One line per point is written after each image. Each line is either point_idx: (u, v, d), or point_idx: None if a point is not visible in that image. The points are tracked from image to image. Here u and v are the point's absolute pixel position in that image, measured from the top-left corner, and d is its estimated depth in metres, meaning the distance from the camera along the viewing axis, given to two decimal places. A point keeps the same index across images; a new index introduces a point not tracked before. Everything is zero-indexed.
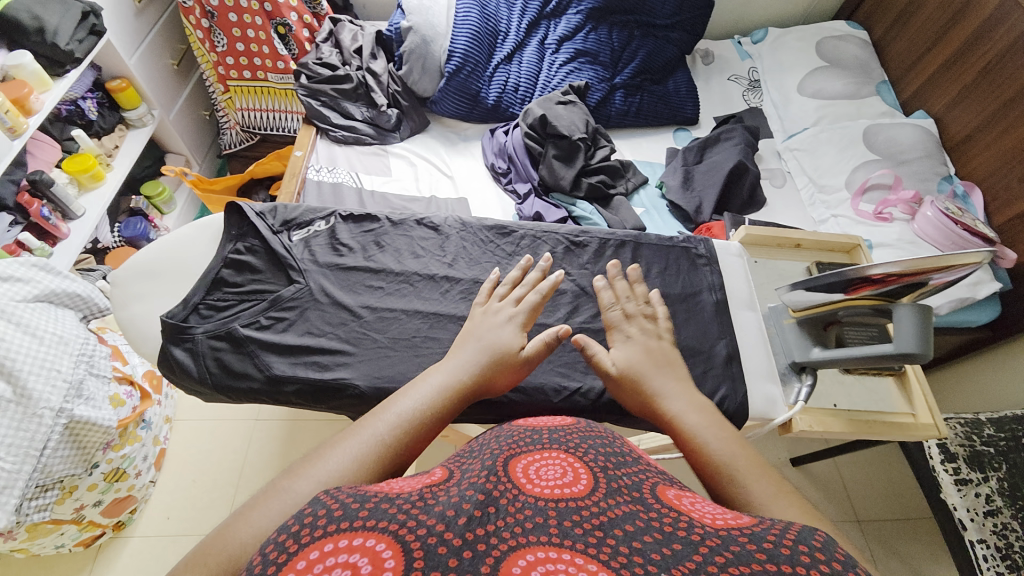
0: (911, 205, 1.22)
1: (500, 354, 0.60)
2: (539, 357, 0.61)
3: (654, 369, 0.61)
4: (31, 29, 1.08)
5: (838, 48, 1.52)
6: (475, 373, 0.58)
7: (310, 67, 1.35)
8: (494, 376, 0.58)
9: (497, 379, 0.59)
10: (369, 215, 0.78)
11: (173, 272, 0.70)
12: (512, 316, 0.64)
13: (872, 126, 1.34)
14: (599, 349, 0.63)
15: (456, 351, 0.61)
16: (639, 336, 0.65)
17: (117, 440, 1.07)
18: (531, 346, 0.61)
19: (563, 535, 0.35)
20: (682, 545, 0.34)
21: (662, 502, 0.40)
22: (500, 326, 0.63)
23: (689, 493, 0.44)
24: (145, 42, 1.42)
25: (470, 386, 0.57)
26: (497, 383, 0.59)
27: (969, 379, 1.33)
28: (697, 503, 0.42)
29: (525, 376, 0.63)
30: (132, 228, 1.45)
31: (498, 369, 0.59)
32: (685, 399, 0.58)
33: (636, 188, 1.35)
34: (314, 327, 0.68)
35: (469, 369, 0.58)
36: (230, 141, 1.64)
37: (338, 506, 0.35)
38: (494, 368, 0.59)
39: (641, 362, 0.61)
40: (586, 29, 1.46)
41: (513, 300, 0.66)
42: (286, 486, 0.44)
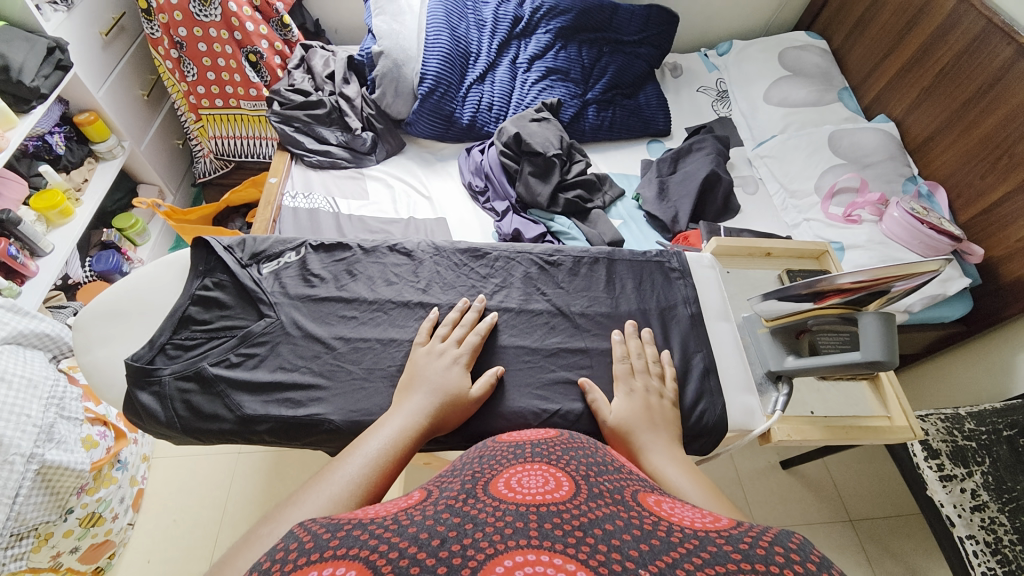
0: (878, 207, 1.24)
1: (452, 396, 0.60)
2: (484, 398, 0.63)
3: (641, 417, 0.63)
4: None
5: (800, 58, 1.57)
6: (431, 414, 0.58)
7: (282, 94, 1.35)
8: (446, 417, 0.59)
9: (447, 421, 0.60)
10: (341, 244, 0.77)
11: (138, 312, 0.68)
12: (455, 358, 0.64)
13: (837, 132, 1.38)
14: (602, 397, 0.67)
15: (405, 395, 0.60)
16: (641, 391, 0.67)
17: (92, 482, 1.03)
18: (477, 386, 0.63)
19: (543, 537, 0.34)
20: (660, 543, 0.34)
21: (641, 506, 0.40)
22: (446, 367, 0.63)
23: (669, 498, 0.44)
24: (114, 74, 1.41)
25: (430, 427, 0.57)
26: (447, 425, 0.60)
27: (948, 374, 1.35)
28: (676, 508, 0.41)
29: (470, 417, 0.64)
30: (104, 261, 1.42)
31: (448, 413, 0.59)
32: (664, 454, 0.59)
33: (613, 201, 1.37)
34: (286, 361, 0.66)
35: (424, 411, 0.58)
36: (204, 169, 1.62)
37: (310, 537, 0.33)
38: (448, 410, 0.59)
39: (631, 411, 0.64)
40: (556, 48, 1.49)
41: (454, 342, 0.66)
42: (266, 532, 0.43)
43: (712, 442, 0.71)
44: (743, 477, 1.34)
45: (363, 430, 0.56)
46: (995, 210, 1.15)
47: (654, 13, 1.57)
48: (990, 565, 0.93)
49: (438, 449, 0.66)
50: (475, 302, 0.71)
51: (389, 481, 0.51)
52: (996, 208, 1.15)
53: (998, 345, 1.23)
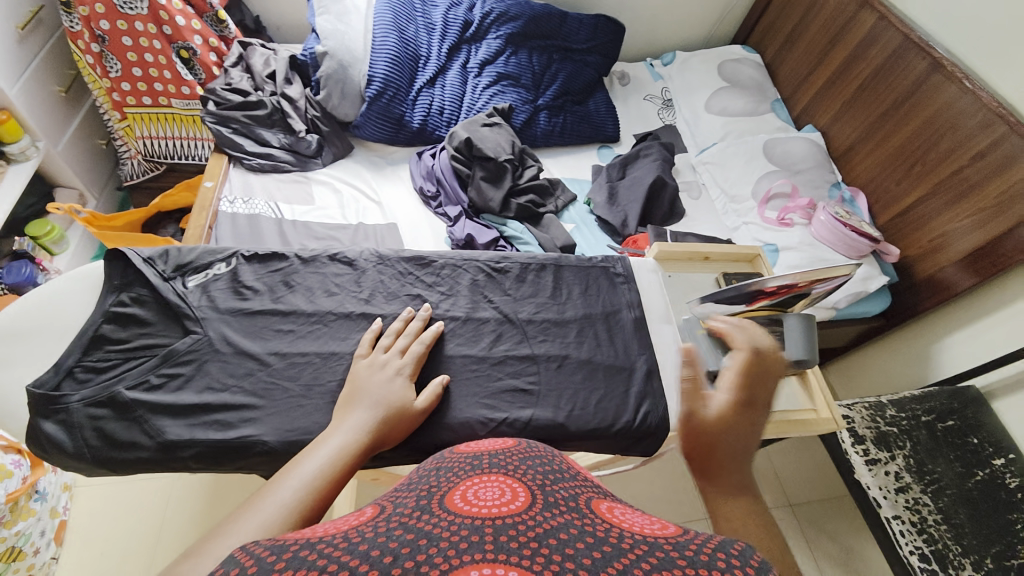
0: (807, 212, 1.33)
1: (395, 409, 0.58)
2: (430, 409, 0.62)
3: (742, 430, 0.51)
4: None
5: (736, 70, 1.66)
6: (373, 429, 0.55)
7: (218, 94, 1.28)
8: (389, 431, 0.57)
9: (390, 435, 0.57)
10: (277, 254, 0.74)
11: (42, 333, 0.61)
12: (398, 369, 0.63)
13: (770, 140, 1.47)
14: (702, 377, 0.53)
15: (343, 413, 0.56)
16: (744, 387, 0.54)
17: (7, 516, 0.94)
18: (423, 398, 0.62)
19: (498, 551, 0.33)
20: (611, 550, 0.34)
21: (594, 513, 0.41)
22: (389, 380, 0.61)
23: (620, 505, 0.44)
24: (30, 70, 1.29)
25: (371, 444, 0.54)
26: (390, 440, 0.57)
27: (872, 363, 1.46)
28: (627, 514, 0.42)
29: (415, 430, 0.63)
30: (15, 273, 1.28)
31: (391, 427, 0.57)
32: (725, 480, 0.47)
33: (565, 205, 1.39)
34: (215, 381, 0.62)
35: (368, 424, 0.55)
36: (131, 172, 1.49)
37: (252, 561, 0.30)
38: (391, 424, 0.57)
39: (730, 416, 0.51)
40: (506, 53, 1.50)
41: (398, 352, 0.65)
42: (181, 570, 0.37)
43: (656, 443, 0.72)
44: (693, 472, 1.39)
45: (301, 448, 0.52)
46: (910, 212, 1.27)
47: (601, 23, 1.61)
48: (917, 544, 1.01)
49: (384, 464, 0.64)
50: (420, 311, 0.70)
51: (328, 502, 0.47)
52: (911, 211, 1.26)
53: (913, 336, 1.35)
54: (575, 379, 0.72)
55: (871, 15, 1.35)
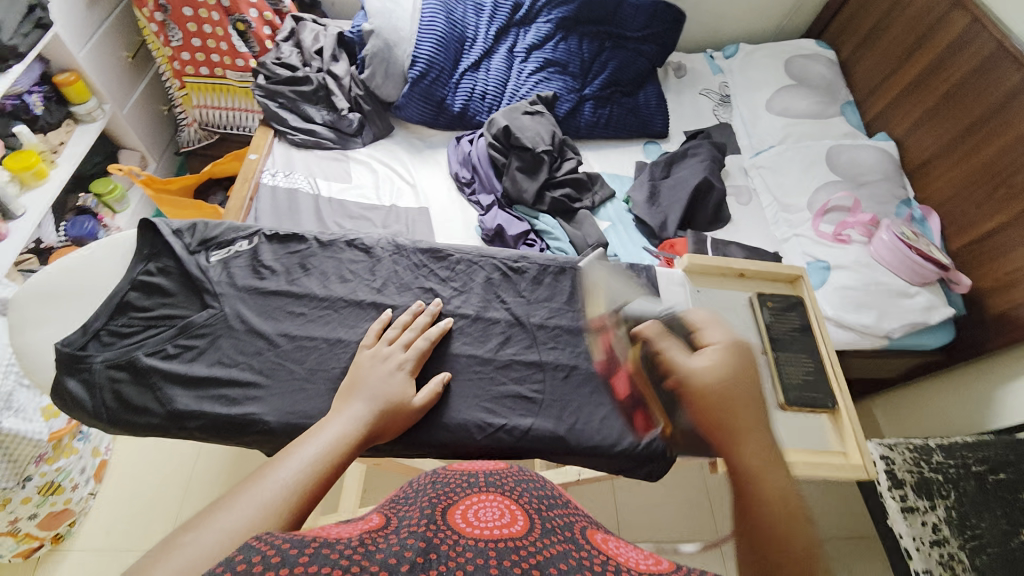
0: (868, 228, 1.22)
1: (393, 405, 0.58)
2: (428, 406, 0.62)
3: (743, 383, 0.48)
4: None
5: (806, 67, 1.53)
6: (372, 422, 0.54)
7: (267, 67, 1.32)
8: (389, 424, 0.57)
9: (388, 429, 0.57)
10: (297, 235, 0.74)
11: (72, 295, 0.64)
12: (399, 364, 0.62)
13: (835, 147, 1.35)
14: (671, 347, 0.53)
15: (343, 403, 0.56)
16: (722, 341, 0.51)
17: (51, 452, 1.04)
18: (421, 396, 0.62)
19: None
20: None
21: (589, 544, 0.39)
22: (390, 373, 0.60)
23: (615, 537, 0.42)
24: (97, 35, 1.38)
25: (366, 437, 0.53)
26: (387, 434, 0.57)
27: (926, 402, 1.33)
28: (620, 547, 0.40)
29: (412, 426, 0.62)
30: (78, 227, 1.39)
31: (390, 420, 0.57)
32: (737, 448, 0.45)
33: (603, 201, 1.33)
34: (226, 356, 0.64)
35: (367, 413, 0.55)
36: (187, 139, 1.58)
37: (274, 553, 0.30)
38: (388, 419, 0.57)
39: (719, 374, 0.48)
40: (556, 39, 1.44)
41: (402, 346, 0.64)
42: (184, 541, 0.35)
43: (660, 467, 0.69)
44: (711, 489, 1.33)
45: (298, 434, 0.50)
46: (987, 240, 1.14)
47: (659, 10, 1.52)
48: None
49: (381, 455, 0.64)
50: (430, 306, 0.70)
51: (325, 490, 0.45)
52: (989, 238, 1.13)
53: (980, 380, 1.21)
54: (582, 392, 0.70)
55: (966, 14, 1.20)
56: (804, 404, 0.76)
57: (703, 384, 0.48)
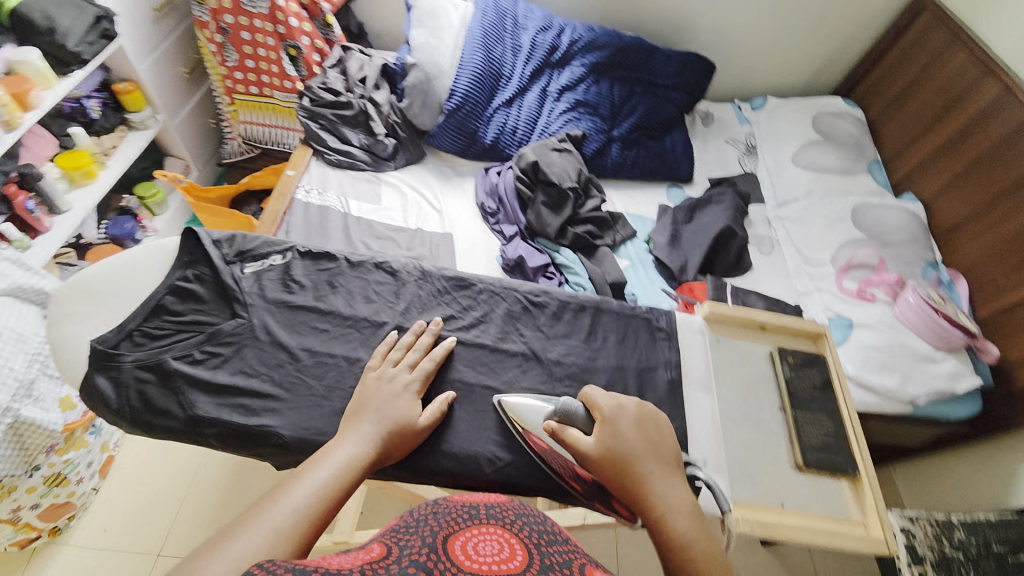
0: (893, 288, 1.20)
1: (400, 426, 0.59)
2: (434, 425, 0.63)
3: (634, 442, 0.60)
4: (42, 28, 1.14)
5: (833, 124, 1.55)
6: (379, 444, 0.56)
7: (313, 91, 1.39)
8: (396, 445, 0.58)
9: (396, 450, 0.58)
10: (328, 254, 0.77)
11: (113, 295, 0.67)
12: (406, 385, 0.63)
13: (861, 205, 1.36)
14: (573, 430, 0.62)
15: (352, 423, 0.57)
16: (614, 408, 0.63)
17: (62, 444, 1.06)
18: (428, 416, 0.62)
19: None
20: None
21: None
22: (396, 395, 0.62)
23: None
24: (159, 50, 1.47)
25: (374, 460, 0.55)
26: (395, 455, 0.58)
27: (950, 475, 1.27)
28: None
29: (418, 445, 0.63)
30: (120, 227, 1.46)
31: (397, 441, 0.58)
32: (649, 498, 0.56)
33: (624, 240, 1.35)
34: (249, 366, 0.66)
35: (376, 436, 0.56)
36: (231, 151, 1.66)
37: None
38: (395, 440, 0.58)
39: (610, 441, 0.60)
40: (588, 81, 1.50)
41: (408, 367, 0.65)
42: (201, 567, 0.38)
43: None
44: None
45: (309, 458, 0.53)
46: (1016, 310, 1.11)
47: (690, 60, 1.57)
48: None
49: (388, 478, 0.64)
50: (431, 326, 0.71)
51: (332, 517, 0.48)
52: (1018, 309, 1.11)
53: (1007, 455, 1.16)
54: None
55: (996, 83, 1.22)
56: (823, 467, 0.73)
57: (607, 455, 0.59)
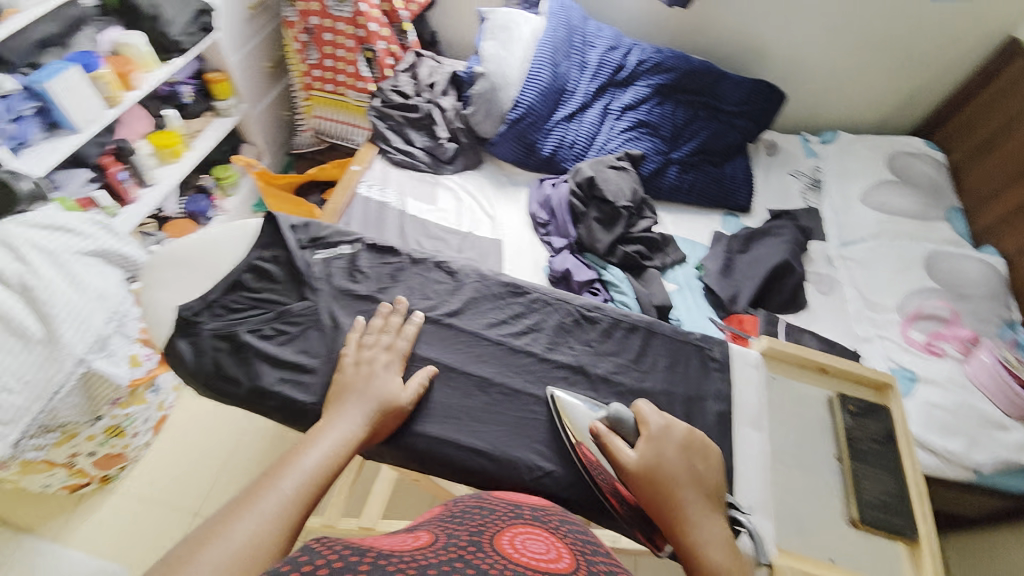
0: (965, 344, 1.14)
1: (382, 405, 0.62)
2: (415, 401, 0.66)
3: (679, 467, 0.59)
4: (146, 16, 1.27)
5: (909, 165, 1.47)
6: (364, 424, 0.59)
7: (385, 93, 1.46)
8: (381, 425, 0.61)
9: (381, 428, 0.62)
10: (393, 249, 0.80)
11: (198, 266, 0.72)
12: (388, 364, 0.66)
13: (936, 253, 1.29)
14: (618, 439, 0.61)
15: (338, 406, 0.61)
16: (659, 429, 0.62)
17: (125, 399, 1.14)
18: (410, 393, 0.65)
19: None
20: None
21: None
22: (379, 377, 0.64)
23: None
24: (249, 44, 1.58)
25: (360, 439, 0.58)
26: (381, 432, 0.62)
27: (1002, 552, 1.17)
28: None
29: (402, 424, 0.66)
30: (195, 203, 1.57)
31: (382, 420, 0.62)
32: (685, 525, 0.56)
33: (673, 264, 1.32)
34: (311, 347, 0.69)
35: (358, 422, 0.59)
36: (301, 142, 1.74)
37: (336, 559, 0.33)
38: (380, 418, 0.61)
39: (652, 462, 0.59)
40: (652, 102, 1.49)
41: (386, 348, 0.68)
42: (192, 558, 0.41)
43: None
44: None
45: (293, 441, 0.56)
46: None
47: (760, 88, 1.53)
48: None
49: (429, 472, 0.66)
50: (397, 304, 0.72)
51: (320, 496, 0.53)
52: None
53: None
54: None
55: None
56: (880, 526, 0.69)
57: (648, 476, 0.58)
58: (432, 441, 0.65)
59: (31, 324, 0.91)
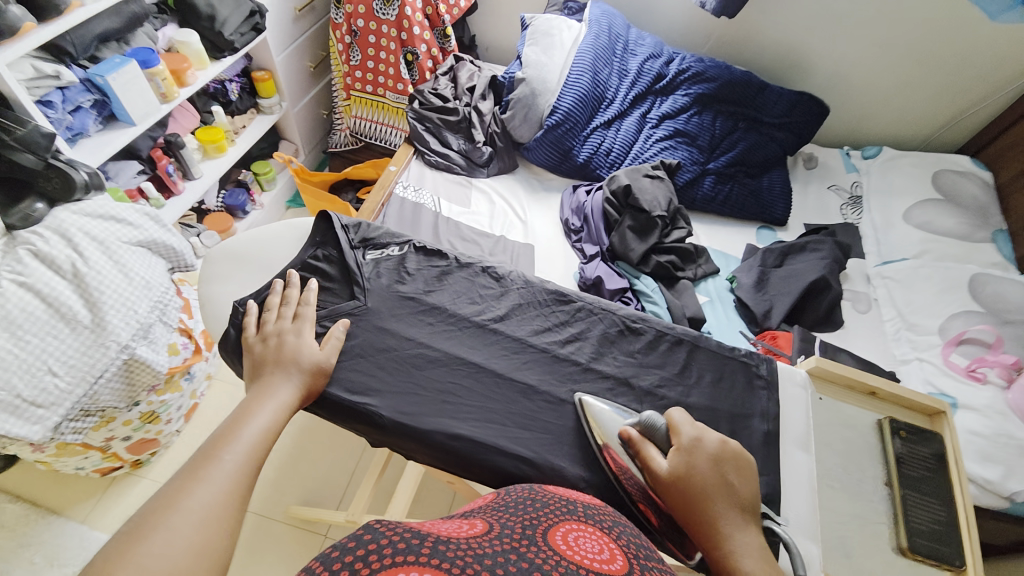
0: (1010, 371, 1.07)
1: (308, 369, 0.63)
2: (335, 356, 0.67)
3: (709, 476, 0.56)
4: (205, 15, 1.30)
5: (956, 184, 1.43)
6: (296, 391, 0.61)
7: (424, 95, 1.49)
8: (312, 387, 0.63)
9: (313, 390, 0.63)
10: (440, 252, 0.82)
11: (255, 262, 0.77)
12: (304, 329, 0.66)
13: (980, 275, 1.24)
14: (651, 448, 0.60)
15: (268, 375, 0.61)
16: (693, 435, 0.60)
17: (162, 386, 1.15)
18: (329, 350, 0.67)
19: None
20: None
21: None
22: (302, 343, 0.65)
23: None
24: (295, 45, 1.63)
25: (296, 404, 0.60)
26: (312, 394, 0.64)
27: None
28: None
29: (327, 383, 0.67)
30: (234, 197, 1.61)
31: (310, 382, 0.63)
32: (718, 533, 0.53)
33: (705, 276, 1.31)
34: (360, 346, 0.70)
35: (291, 389, 0.60)
36: (338, 141, 1.78)
37: (399, 541, 0.34)
38: (309, 381, 0.63)
39: (683, 471, 0.57)
40: (690, 112, 1.48)
41: (294, 316, 0.68)
42: (156, 525, 0.43)
43: None
44: None
45: (232, 412, 0.56)
46: None
47: (802, 101, 1.51)
48: None
49: (470, 476, 0.66)
50: (294, 277, 0.72)
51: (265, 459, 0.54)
52: None
53: None
54: None
55: None
56: (930, 555, 0.69)
57: (681, 484, 0.56)
58: (474, 444, 0.65)
59: (78, 309, 0.93)
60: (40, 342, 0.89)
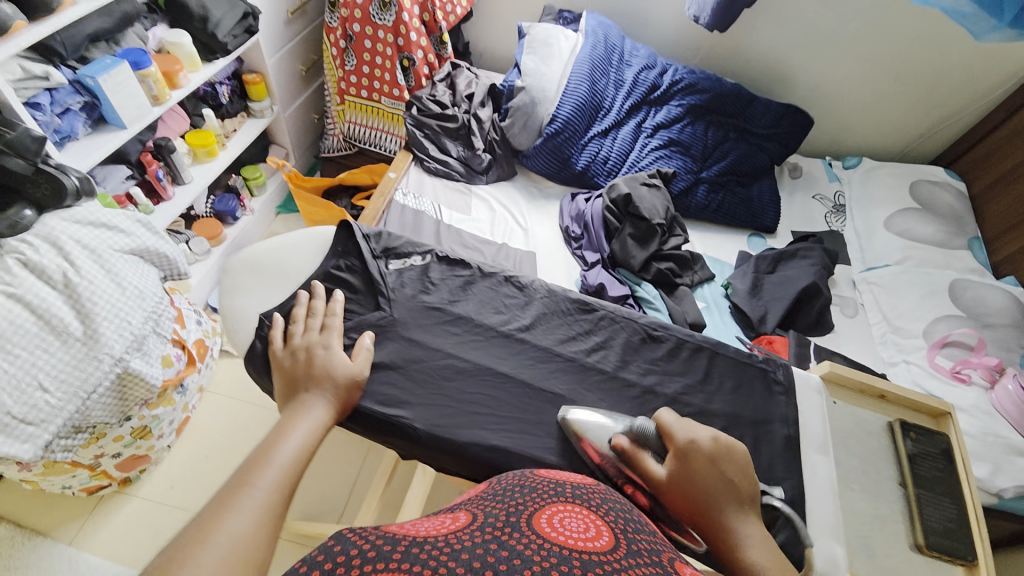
0: (992, 372, 1.15)
1: (343, 383, 0.62)
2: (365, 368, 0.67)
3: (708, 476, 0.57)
4: (197, 17, 1.27)
5: (933, 194, 1.50)
6: (330, 409, 0.60)
7: (423, 101, 1.48)
8: (345, 401, 0.62)
9: (345, 406, 0.62)
10: (463, 262, 0.82)
11: (278, 271, 0.75)
12: (332, 340, 0.66)
13: (961, 280, 1.30)
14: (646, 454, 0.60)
15: (300, 393, 0.60)
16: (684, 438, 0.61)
17: (155, 399, 1.11)
18: (360, 362, 0.66)
19: None
20: None
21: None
22: (334, 357, 0.64)
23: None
24: (286, 48, 1.60)
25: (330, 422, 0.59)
26: (345, 410, 0.63)
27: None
28: None
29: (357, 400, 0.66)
30: (224, 203, 1.56)
31: (344, 398, 0.62)
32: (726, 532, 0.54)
33: (701, 282, 1.34)
34: (389, 358, 0.70)
35: (323, 407, 0.59)
36: (331, 146, 1.77)
37: (369, 547, 0.33)
38: (343, 397, 0.62)
39: (677, 472, 0.58)
40: (683, 122, 1.52)
41: (320, 327, 0.67)
42: (192, 554, 0.40)
43: None
44: None
45: (266, 433, 0.55)
46: None
47: (788, 113, 1.57)
48: None
49: None
50: (320, 287, 0.71)
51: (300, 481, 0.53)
52: None
53: None
54: None
55: None
56: (943, 552, 0.72)
57: (680, 488, 0.57)
58: (509, 455, 0.65)
59: (69, 321, 0.89)
60: (30, 355, 0.85)
